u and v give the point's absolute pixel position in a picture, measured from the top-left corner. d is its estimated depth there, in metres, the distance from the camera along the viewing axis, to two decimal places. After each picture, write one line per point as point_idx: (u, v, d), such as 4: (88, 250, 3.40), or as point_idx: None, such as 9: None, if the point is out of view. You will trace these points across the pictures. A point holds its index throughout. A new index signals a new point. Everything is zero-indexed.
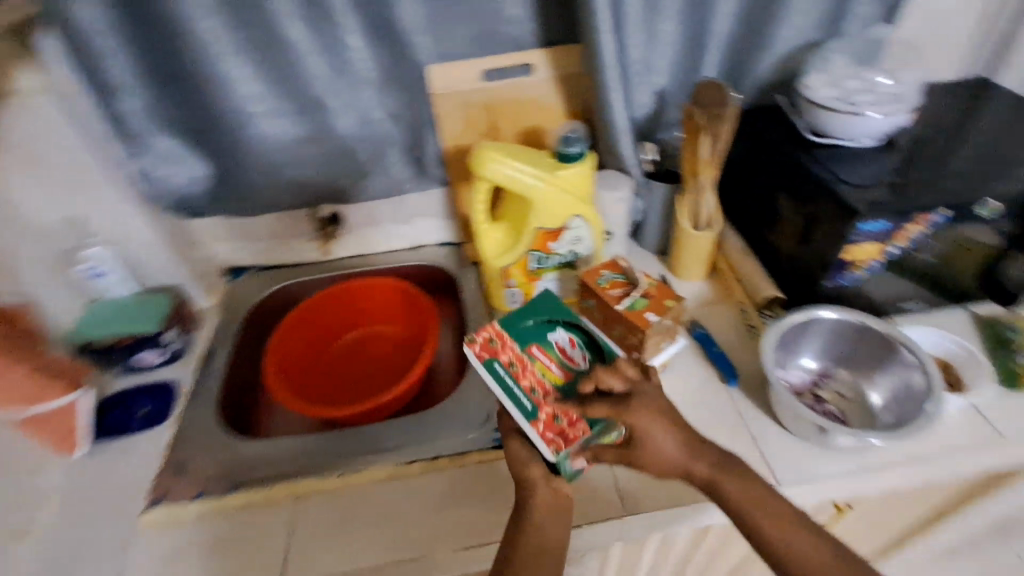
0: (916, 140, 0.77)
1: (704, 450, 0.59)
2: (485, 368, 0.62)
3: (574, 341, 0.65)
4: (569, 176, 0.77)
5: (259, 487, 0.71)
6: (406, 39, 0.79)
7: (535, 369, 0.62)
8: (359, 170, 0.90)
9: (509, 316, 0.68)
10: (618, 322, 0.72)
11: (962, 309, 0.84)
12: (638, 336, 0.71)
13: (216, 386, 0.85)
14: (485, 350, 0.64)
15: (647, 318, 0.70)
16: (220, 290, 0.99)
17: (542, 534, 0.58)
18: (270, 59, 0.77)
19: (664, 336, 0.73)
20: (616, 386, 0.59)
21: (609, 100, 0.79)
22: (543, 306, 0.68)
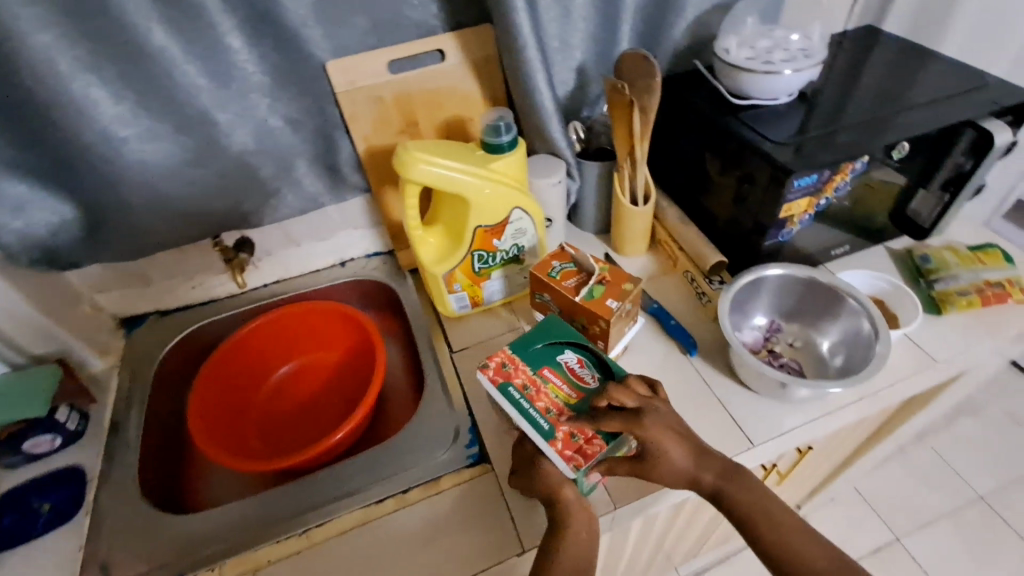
0: (824, 94, 0.80)
1: (711, 459, 0.58)
2: (500, 393, 0.61)
3: (582, 362, 0.64)
4: (503, 166, 0.73)
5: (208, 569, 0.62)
6: (297, 35, 0.68)
7: (549, 390, 0.61)
8: (267, 190, 0.79)
9: (518, 339, 0.66)
10: (579, 313, 0.70)
11: (881, 247, 0.90)
12: (600, 324, 0.69)
13: (135, 459, 0.75)
14: (497, 375, 0.62)
15: (607, 305, 0.68)
16: (120, 345, 0.87)
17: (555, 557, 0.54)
18: (134, 72, 0.63)
19: (625, 319, 0.71)
20: (627, 402, 0.59)
21: (529, 84, 0.76)
22: (550, 327, 0.66)
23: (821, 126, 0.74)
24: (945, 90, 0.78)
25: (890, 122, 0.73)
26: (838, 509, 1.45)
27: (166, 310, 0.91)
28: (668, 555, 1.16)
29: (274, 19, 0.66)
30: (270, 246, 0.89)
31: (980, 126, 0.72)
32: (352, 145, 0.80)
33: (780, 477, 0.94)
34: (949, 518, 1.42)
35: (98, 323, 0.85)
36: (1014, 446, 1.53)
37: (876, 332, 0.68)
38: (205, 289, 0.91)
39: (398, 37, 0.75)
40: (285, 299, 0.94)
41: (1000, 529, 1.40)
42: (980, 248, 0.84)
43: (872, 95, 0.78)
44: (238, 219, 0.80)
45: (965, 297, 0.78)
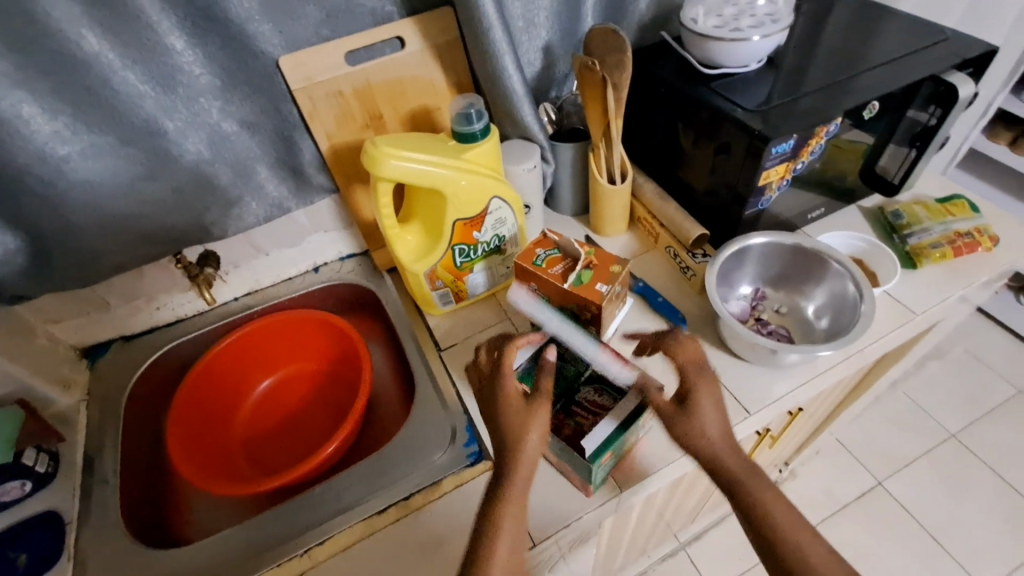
0: (791, 58, 0.80)
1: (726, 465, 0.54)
2: None
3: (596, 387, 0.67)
4: (478, 155, 0.70)
5: None
6: (245, 30, 0.63)
7: None
8: (228, 198, 0.74)
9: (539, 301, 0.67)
10: (569, 301, 0.69)
11: (853, 207, 0.91)
12: (591, 309, 0.68)
13: (115, 495, 0.71)
14: None
15: (597, 290, 0.67)
16: (85, 376, 0.82)
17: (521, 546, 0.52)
18: (67, 83, 0.58)
19: (616, 302, 0.70)
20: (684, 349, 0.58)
21: (496, 68, 0.73)
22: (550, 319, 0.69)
23: (791, 91, 0.74)
24: (907, 47, 0.79)
25: (857, 82, 0.73)
26: (823, 460, 1.50)
27: (131, 335, 0.86)
28: (667, 525, 1.18)
29: (218, 14, 0.61)
30: (237, 257, 0.84)
31: (941, 78, 0.73)
32: (315, 145, 0.76)
33: (772, 440, 0.96)
34: (926, 458, 1.49)
35: (58, 356, 0.79)
36: (979, 384, 1.61)
37: (860, 293, 0.69)
38: (171, 309, 0.86)
39: (354, 27, 0.71)
40: (259, 312, 0.89)
41: (972, 463, 1.47)
42: (947, 200, 0.86)
43: (836, 57, 0.79)
44: (200, 233, 0.75)
45: (938, 250, 0.79)
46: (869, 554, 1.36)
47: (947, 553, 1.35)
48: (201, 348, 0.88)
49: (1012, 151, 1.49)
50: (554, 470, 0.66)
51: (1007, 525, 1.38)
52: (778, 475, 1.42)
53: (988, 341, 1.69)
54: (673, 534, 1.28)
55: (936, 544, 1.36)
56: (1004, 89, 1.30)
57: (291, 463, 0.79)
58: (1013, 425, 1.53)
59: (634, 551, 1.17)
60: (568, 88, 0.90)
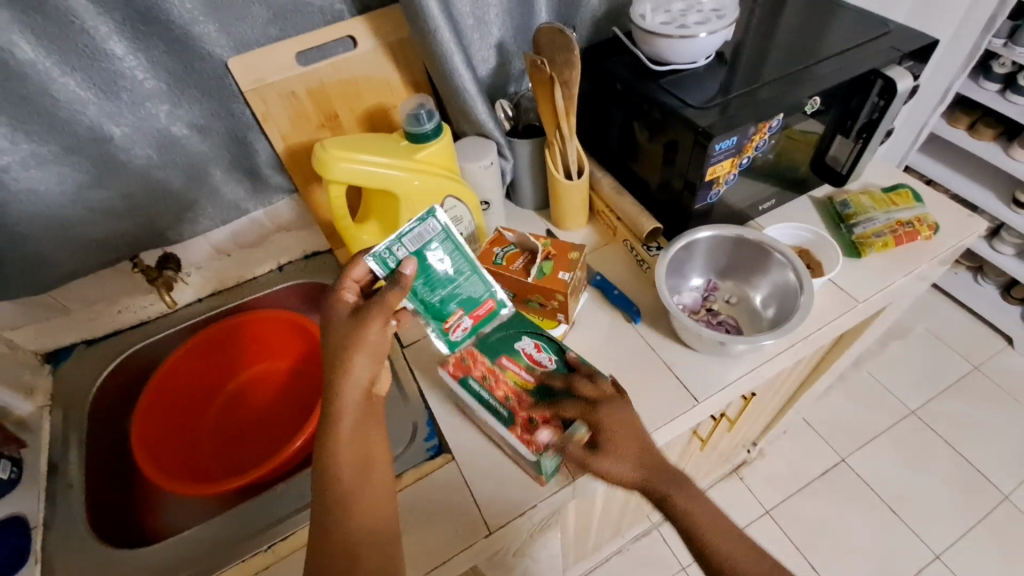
0: (741, 52, 0.81)
1: None
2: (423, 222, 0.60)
3: (539, 346, 0.66)
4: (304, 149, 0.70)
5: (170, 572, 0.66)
6: (188, 33, 0.63)
7: (507, 378, 0.64)
8: (182, 202, 0.75)
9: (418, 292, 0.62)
10: (534, 293, 0.72)
11: (805, 197, 0.94)
12: (557, 298, 0.72)
13: (81, 499, 0.72)
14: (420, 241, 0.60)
15: (559, 279, 0.71)
16: (48, 381, 0.82)
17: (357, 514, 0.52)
18: (4, 92, 0.57)
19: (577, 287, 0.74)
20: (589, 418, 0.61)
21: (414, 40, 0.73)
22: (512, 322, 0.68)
23: (739, 85, 0.75)
24: (853, 40, 0.81)
25: (804, 77, 0.75)
26: (790, 439, 1.55)
27: (94, 338, 0.86)
28: (637, 507, 1.22)
29: (159, 17, 0.60)
30: (198, 259, 0.84)
31: (882, 72, 0.75)
32: (270, 145, 0.76)
33: (729, 424, 1.00)
34: (886, 434, 1.55)
35: (17, 361, 0.79)
36: (938, 362, 1.67)
37: (801, 284, 0.72)
38: (133, 312, 0.86)
39: (305, 27, 0.71)
40: (225, 311, 0.90)
41: (929, 437, 1.54)
42: (892, 189, 0.89)
43: (786, 50, 0.80)
44: (156, 235, 0.76)
45: (881, 239, 0.83)
46: (829, 525, 1.42)
47: (903, 523, 1.41)
48: (165, 349, 0.88)
49: (971, 135, 1.52)
50: (509, 461, 0.68)
51: (959, 495, 1.45)
52: (746, 455, 1.47)
53: (947, 320, 1.76)
54: (644, 514, 1.33)
55: (894, 516, 1.42)
56: (960, 76, 1.33)
57: (258, 461, 0.81)
58: (967, 399, 1.60)
59: (604, 534, 1.21)
60: (525, 84, 0.91)
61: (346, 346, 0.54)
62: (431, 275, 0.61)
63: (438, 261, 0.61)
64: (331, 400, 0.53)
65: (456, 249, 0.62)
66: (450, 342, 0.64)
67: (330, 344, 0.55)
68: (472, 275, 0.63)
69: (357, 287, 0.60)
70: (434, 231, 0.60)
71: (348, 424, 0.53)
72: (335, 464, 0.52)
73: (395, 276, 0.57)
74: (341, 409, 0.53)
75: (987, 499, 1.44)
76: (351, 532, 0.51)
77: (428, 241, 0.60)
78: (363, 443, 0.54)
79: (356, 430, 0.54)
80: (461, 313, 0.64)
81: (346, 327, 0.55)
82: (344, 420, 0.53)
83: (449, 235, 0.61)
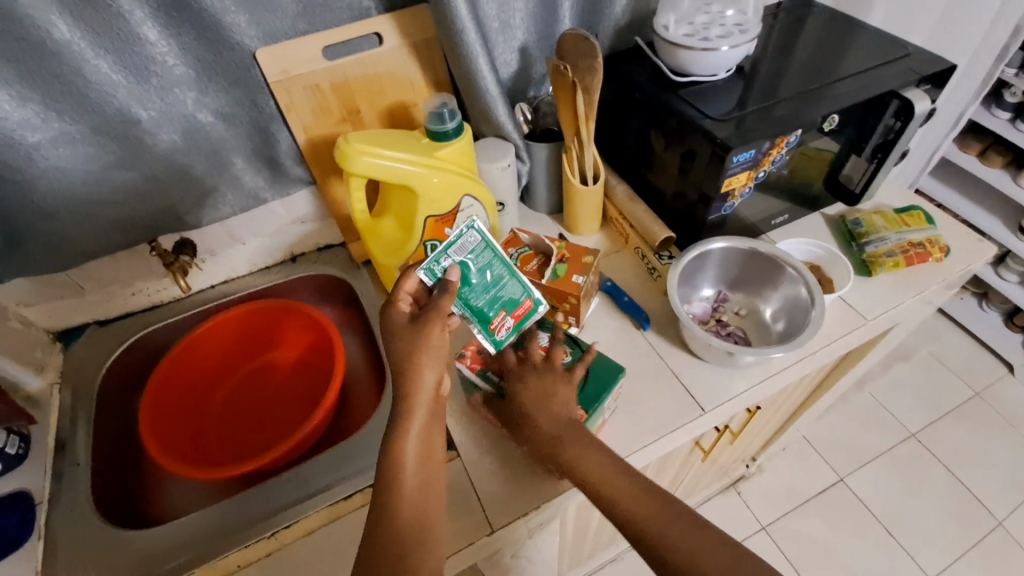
0: (761, 67, 0.82)
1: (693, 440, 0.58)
2: (466, 232, 0.62)
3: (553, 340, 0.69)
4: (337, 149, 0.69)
5: (179, 555, 0.65)
6: (220, 22, 0.64)
7: None
8: (203, 188, 0.76)
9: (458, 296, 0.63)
10: (547, 295, 0.73)
11: (817, 214, 0.94)
12: (570, 300, 0.72)
13: (86, 478, 0.72)
14: (459, 255, 0.62)
15: (573, 281, 0.71)
16: (59, 359, 0.83)
17: (390, 511, 0.52)
18: (38, 70, 0.58)
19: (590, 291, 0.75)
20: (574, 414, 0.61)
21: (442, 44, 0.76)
22: None
23: (759, 100, 0.76)
24: (872, 61, 0.82)
25: (824, 94, 0.76)
26: (789, 456, 1.55)
27: (106, 320, 0.86)
28: None
29: (192, 5, 0.61)
30: (213, 245, 0.85)
31: (900, 94, 0.75)
32: (292, 137, 0.77)
33: (731, 437, 1.00)
34: (886, 455, 1.55)
35: (30, 338, 0.80)
36: (939, 386, 1.67)
37: (812, 299, 0.72)
38: (146, 295, 0.87)
39: (333, 22, 0.72)
40: (237, 299, 0.91)
41: (928, 461, 1.53)
42: (905, 211, 0.90)
43: (804, 68, 0.81)
44: (175, 220, 0.77)
45: (892, 258, 0.83)
46: (824, 543, 1.42)
47: (899, 544, 1.41)
48: (176, 333, 0.89)
49: (981, 162, 1.53)
50: (515, 461, 0.68)
51: (955, 519, 1.44)
52: (745, 470, 1.46)
53: (949, 344, 1.76)
54: None
55: (890, 537, 1.42)
56: (973, 103, 1.34)
57: (262, 449, 0.82)
58: (968, 425, 1.60)
59: (601, 542, 1.21)
60: (545, 88, 0.92)
61: (412, 352, 0.56)
62: (475, 281, 0.63)
63: (480, 269, 0.63)
64: (401, 402, 0.55)
65: (497, 257, 0.64)
66: (496, 341, 0.64)
67: (395, 353, 0.56)
68: (510, 279, 0.64)
69: (410, 300, 0.61)
70: (475, 241, 0.63)
71: (418, 422, 0.55)
72: (390, 457, 0.54)
73: (444, 283, 0.59)
74: (410, 409, 0.55)
75: (982, 524, 1.43)
76: (388, 526, 0.51)
77: (471, 250, 0.62)
78: (428, 443, 0.56)
79: (421, 431, 0.56)
80: (504, 314, 0.64)
81: (410, 334, 0.56)
82: (415, 419, 0.55)
83: (489, 247, 0.63)
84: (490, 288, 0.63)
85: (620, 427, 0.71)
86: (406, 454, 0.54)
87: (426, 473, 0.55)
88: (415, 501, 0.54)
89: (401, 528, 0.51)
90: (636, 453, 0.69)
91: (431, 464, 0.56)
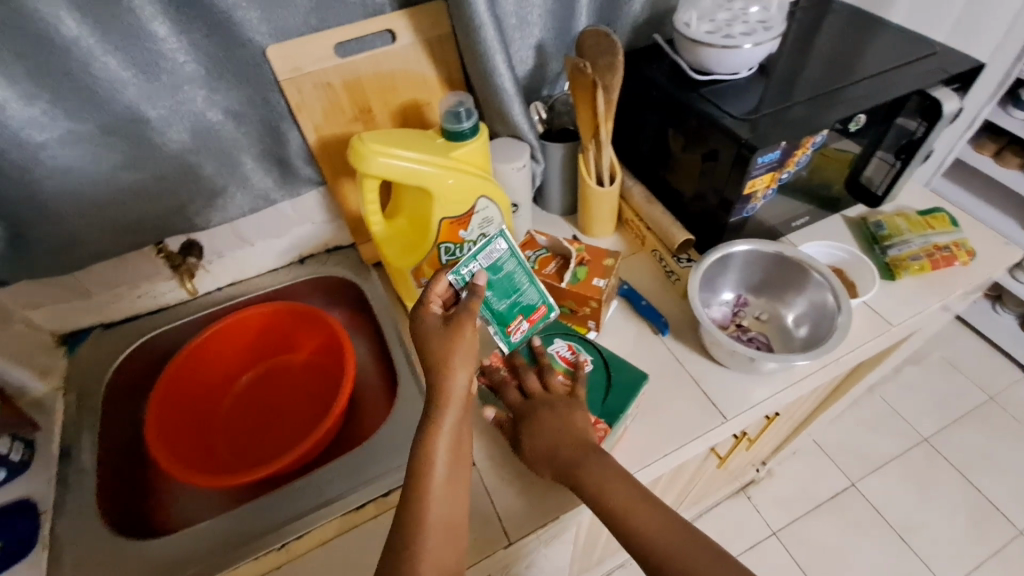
0: (783, 66, 0.80)
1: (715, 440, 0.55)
2: (494, 240, 0.61)
3: (572, 347, 0.70)
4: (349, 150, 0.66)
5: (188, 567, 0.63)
6: (231, 18, 0.62)
7: None
8: (212, 189, 0.74)
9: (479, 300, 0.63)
10: (567, 300, 0.71)
11: (837, 216, 0.92)
12: (590, 305, 0.70)
13: (92, 487, 0.70)
14: (487, 261, 0.61)
15: (594, 284, 0.70)
16: (64, 363, 0.81)
17: (418, 521, 0.50)
18: (46, 68, 0.57)
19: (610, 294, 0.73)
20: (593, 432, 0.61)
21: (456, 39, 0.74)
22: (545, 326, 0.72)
23: (783, 99, 0.74)
24: (898, 60, 0.79)
25: (849, 93, 0.74)
26: (800, 460, 1.53)
27: (111, 322, 0.85)
28: None
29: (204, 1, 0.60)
30: (221, 247, 0.83)
31: (926, 93, 0.73)
32: (302, 136, 0.75)
33: (748, 443, 0.98)
34: (898, 460, 1.52)
35: (35, 341, 0.78)
36: (952, 391, 1.65)
37: (839, 305, 0.71)
38: (153, 297, 0.85)
39: (346, 18, 0.70)
40: (245, 301, 0.89)
41: (941, 466, 1.51)
42: (928, 213, 0.87)
43: (828, 67, 0.79)
44: (183, 222, 0.75)
45: (917, 262, 0.81)
46: (837, 549, 1.40)
47: (912, 551, 1.38)
48: (184, 336, 0.87)
49: (996, 163, 1.51)
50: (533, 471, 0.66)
51: (969, 525, 1.42)
52: (755, 474, 1.44)
53: (962, 348, 1.73)
54: None
55: (903, 543, 1.40)
56: (989, 103, 1.32)
57: (271, 455, 0.80)
58: (982, 430, 1.57)
59: (611, 548, 1.18)
60: (560, 87, 0.90)
61: (445, 352, 0.54)
62: (499, 288, 0.62)
63: (504, 276, 0.63)
64: (433, 402, 0.53)
65: (521, 266, 0.63)
66: (509, 343, 0.65)
67: (429, 352, 0.55)
68: (530, 287, 0.64)
69: (440, 303, 0.60)
70: (501, 250, 0.62)
71: (451, 421, 0.53)
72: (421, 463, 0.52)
73: (472, 288, 0.58)
74: (442, 409, 0.53)
75: (997, 531, 1.41)
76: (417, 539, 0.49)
77: (497, 258, 0.62)
78: (457, 445, 0.54)
79: (453, 434, 0.53)
80: (521, 318, 0.65)
81: (443, 335, 0.55)
82: (446, 420, 0.53)
83: (515, 255, 0.63)
84: (512, 294, 0.64)
85: (640, 435, 0.69)
86: (438, 456, 0.52)
87: (453, 483, 0.53)
88: (443, 512, 0.51)
89: (429, 544, 0.49)
90: (656, 463, 0.67)
91: (461, 468, 0.54)
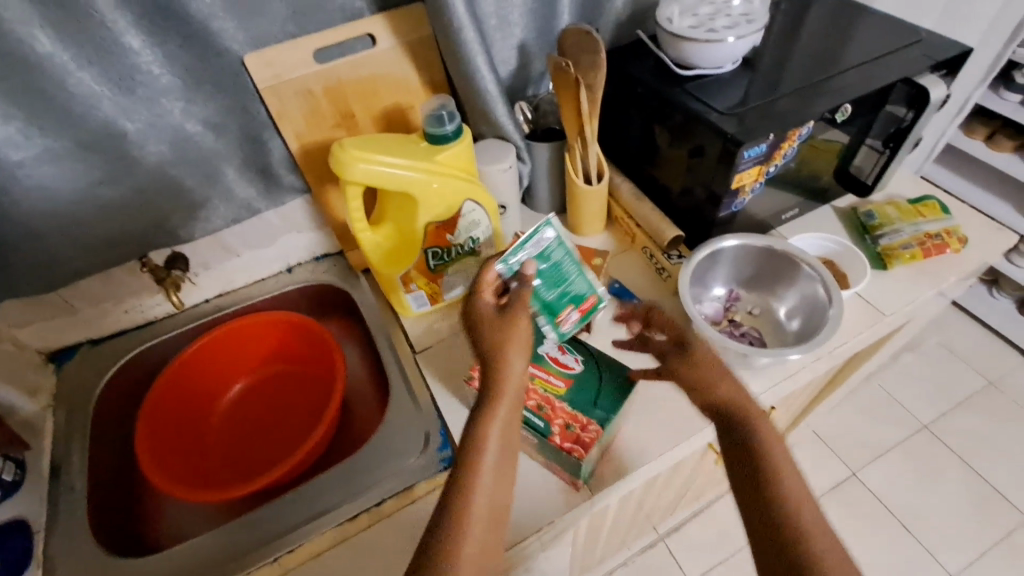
0: (768, 58, 0.79)
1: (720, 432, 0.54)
2: (542, 229, 0.65)
3: (563, 348, 0.70)
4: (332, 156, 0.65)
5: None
6: (206, 27, 0.61)
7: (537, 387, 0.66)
8: (195, 201, 0.73)
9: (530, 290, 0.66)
10: None
11: (828, 207, 0.92)
12: None
13: (83, 505, 0.70)
14: (534, 250, 0.64)
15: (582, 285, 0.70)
16: (52, 381, 0.80)
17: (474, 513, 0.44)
18: (18, 85, 0.56)
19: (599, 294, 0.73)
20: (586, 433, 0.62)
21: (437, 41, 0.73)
22: None
23: (768, 91, 0.73)
24: (883, 48, 0.79)
25: (835, 84, 0.73)
26: (800, 452, 1.52)
27: (99, 338, 0.84)
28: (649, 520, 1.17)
29: (177, 11, 0.59)
30: (207, 259, 0.82)
31: (912, 81, 0.72)
32: (285, 144, 0.74)
33: None
34: (899, 448, 1.52)
35: (22, 361, 0.77)
36: (951, 377, 1.65)
37: (830, 298, 0.70)
38: (140, 311, 0.84)
39: (324, 24, 0.69)
40: (234, 312, 0.88)
41: (942, 453, 1.51)
42: (919, 201, 0.87)
43: (813, 57, 0.78)
44: (167, 235, 0.75)
45: (908, 250, 0.81)
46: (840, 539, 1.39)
47: (915, 539, 1.38)
48: (173, 349, 0.87)
49: (989, 147, 1.50)
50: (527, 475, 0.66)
51: (971, 511, 1.42)
52: None
53: (960, 333, 1.73)
54: (652, 528, 1.29)
55: (905, 531, 1.39)
56: (979, 87, 1.31)
57: (264, 467, 0.79)
58: (982, 415, 1.57)
59: (612, 547, 1.18)
60: (545, 87, 0.89)
61: (502, 339, 0.53)
62: (550, 276, 0.66)
63: (555, 265, 0.66)
64: (491, 388, 0.51)
65: (568, 256, 0.67)
66: (562, 332, 0.68)
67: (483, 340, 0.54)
68: (580, 275, 0.68)
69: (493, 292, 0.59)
70: (548, 239, 0.65)
71: (507, 413, 0.50)
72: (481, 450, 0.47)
73: (522, 276, 0.60)
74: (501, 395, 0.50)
75: (998, 515, 1.41)
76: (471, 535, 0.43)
77: (546, 247, 0.65)
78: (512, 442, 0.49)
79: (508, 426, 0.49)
80: (573, 307, 0.68)
81: (499, 322, 0.55)
82: (501, 410, 0.50)
83: (562, 245, 0.67)
84: (565, 281, 0.67)
85: (634, 434, 0.68)
86: (492, 444, 0.48)
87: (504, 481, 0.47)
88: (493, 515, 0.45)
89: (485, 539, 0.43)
90: (651, 462, 0.66)
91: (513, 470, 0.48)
